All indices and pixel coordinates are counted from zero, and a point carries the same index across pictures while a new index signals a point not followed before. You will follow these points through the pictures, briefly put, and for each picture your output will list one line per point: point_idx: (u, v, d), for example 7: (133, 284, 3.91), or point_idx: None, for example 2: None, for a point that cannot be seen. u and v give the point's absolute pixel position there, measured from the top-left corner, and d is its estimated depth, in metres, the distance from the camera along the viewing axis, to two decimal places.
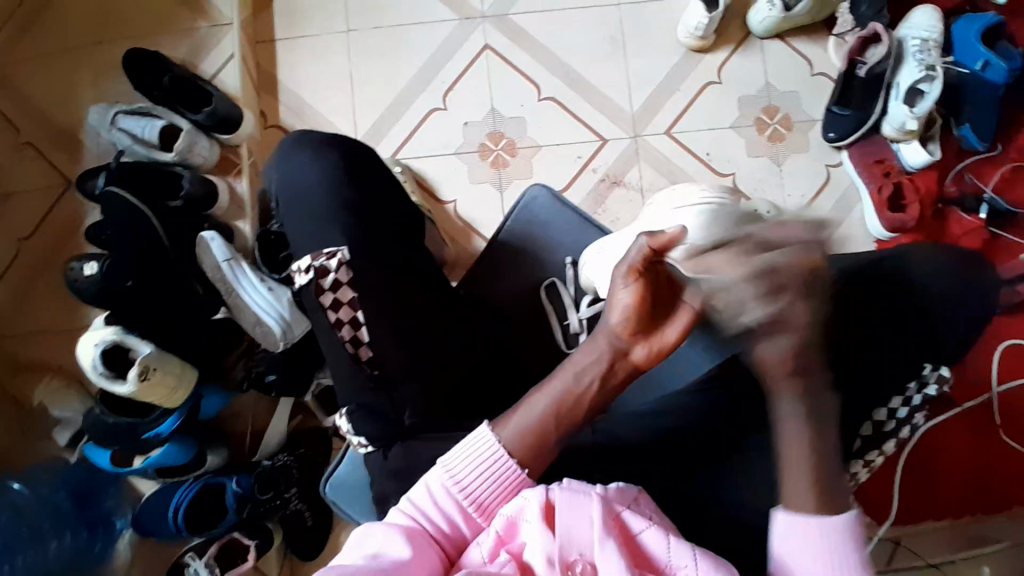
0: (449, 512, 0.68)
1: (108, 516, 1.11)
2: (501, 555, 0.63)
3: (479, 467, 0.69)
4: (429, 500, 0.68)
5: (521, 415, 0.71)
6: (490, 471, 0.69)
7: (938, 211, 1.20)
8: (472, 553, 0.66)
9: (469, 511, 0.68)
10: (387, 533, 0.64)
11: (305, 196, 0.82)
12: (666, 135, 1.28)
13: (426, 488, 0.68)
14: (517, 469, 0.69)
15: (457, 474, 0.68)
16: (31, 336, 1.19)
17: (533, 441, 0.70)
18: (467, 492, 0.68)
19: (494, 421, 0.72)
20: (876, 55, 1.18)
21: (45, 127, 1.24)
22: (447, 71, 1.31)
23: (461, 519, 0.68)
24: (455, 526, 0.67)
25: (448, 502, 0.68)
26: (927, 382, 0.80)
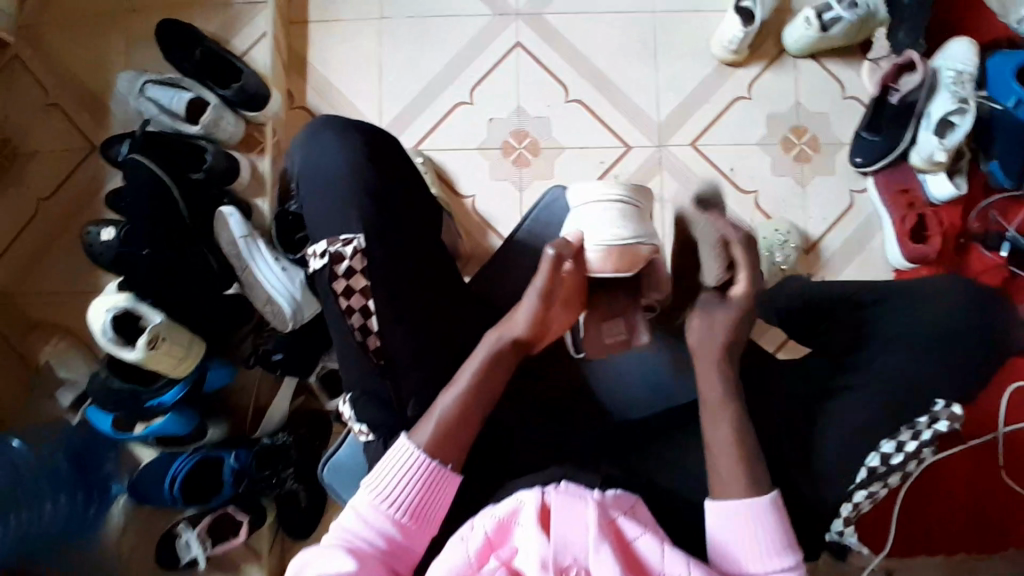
0: (382, 527, 0.67)
1: (106, 481, 1.12)
2: (491, 562, 0.63)
3: (398, 477, 0.68)
4: (360, 522, 0.67)
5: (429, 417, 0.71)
6: (410, 477, 0.68)
7: (960, 245, 1.20)
8: (454, 554, 0.64)
9: (401, 519, 0.68)
10: (325, 559, 0.63)
11: (327, 179, 0.81)
12: (691, 146, 1.27)
13: (354, 513, 0.68)
14: (433, 466, 0.69)
15: (384, 489, 0.68)
16: (44, 295, 1.20)
17: (444, 433, 0.70)
18: (398, 503, 0.68)
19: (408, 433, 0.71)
20: (910, 83, 1.15)
21: (75, 90, 1.25)
22: (477, 65, 1.30)
23: (399, 532, 0.67)
24: (393, 540, 0.67)
25: (378, 517, 0.67)
26: (937, 417, 0.72)
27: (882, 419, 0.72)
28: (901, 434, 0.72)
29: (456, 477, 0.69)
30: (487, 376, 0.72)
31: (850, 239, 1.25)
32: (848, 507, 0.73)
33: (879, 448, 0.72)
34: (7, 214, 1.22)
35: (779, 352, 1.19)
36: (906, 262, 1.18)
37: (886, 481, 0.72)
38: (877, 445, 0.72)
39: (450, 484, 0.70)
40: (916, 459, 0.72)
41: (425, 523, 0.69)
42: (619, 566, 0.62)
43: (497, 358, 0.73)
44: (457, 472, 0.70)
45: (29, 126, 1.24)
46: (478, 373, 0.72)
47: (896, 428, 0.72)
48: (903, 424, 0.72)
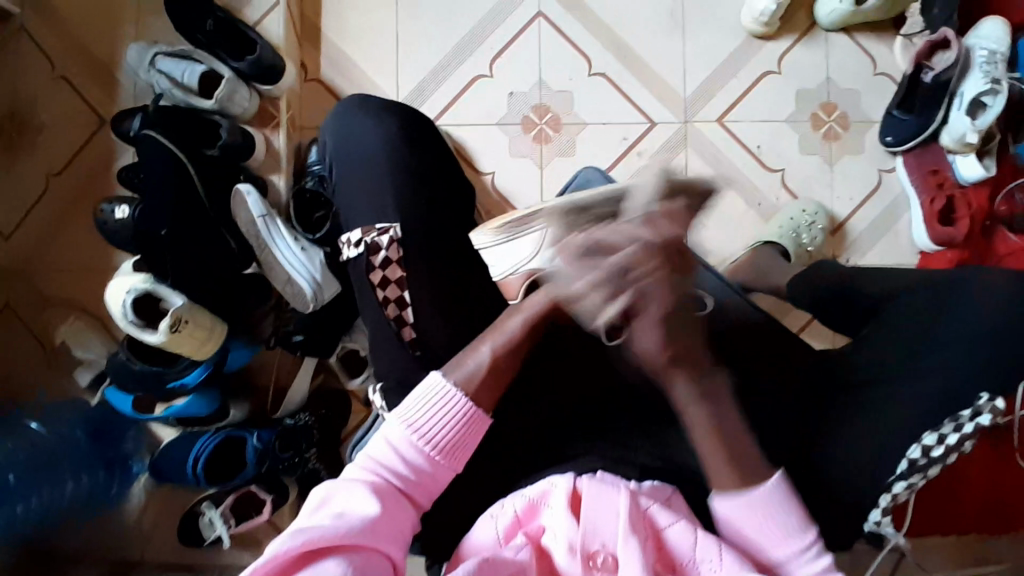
0: (411, 462, 0.66)
1: (127, 458, 1.11)
2: (518, 538, 0.63)
3: (433, 411, 0.67)
4: (389, 453, 0.66)
5: (470, 361, 0.70)
6: (445, 416, 0.67)
7: (985, 228, 1.17)
8: (484, 528, 0.65)
9: (432, 456, 0.66)
10: (352, 491, 0.63)
11: (361, 159, 0.81)
12: (717, 123, 1.24)
13: (383, 441, 0.66)
14: (471, 407, 0.68)
15: (418, 424, 0.67)
16: (57, 273, 1.18)
17: (486, 382, 0.70)
18: (430, 439, 0.66)
19: (444, 369, 0.70)
20: (945, 61, 1.09)
21: (81, 61, 1.20)
22: (497, 36, 1.25)
23: (428, 469, 0.66)
24: (420, 473, 0.66)
25: (408, 452, 0.66)
26: (981, 412, 0.70)
27: (922, 413, 0.71)
28: (944, 427, 0.69)
29: (489, 422, 0.69)
30: (537, 327, 0.75)
31: (877, 219, 1.22)
32: (887, 497, 0.71)
33: (919, 441, 0.70)
34: (19, 190, 1.20)
35: (801, 333, 1.17)
36: (932, 244, 1.16)
37: (926, 472, 0.70)
38: (918, 437, 0.70)
39: (481, 426, 0.69)
40: (958, 451, 0.70)
41: (454, 462, 0.68)
42: (649, 559, 0.60)
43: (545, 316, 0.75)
44: (488, 415, 0.70)
45: (37, 99, 1.20)
46: (525, 326, 0.74)
47: (940, 421, 0.70)
48: (948, 416, 0.70)
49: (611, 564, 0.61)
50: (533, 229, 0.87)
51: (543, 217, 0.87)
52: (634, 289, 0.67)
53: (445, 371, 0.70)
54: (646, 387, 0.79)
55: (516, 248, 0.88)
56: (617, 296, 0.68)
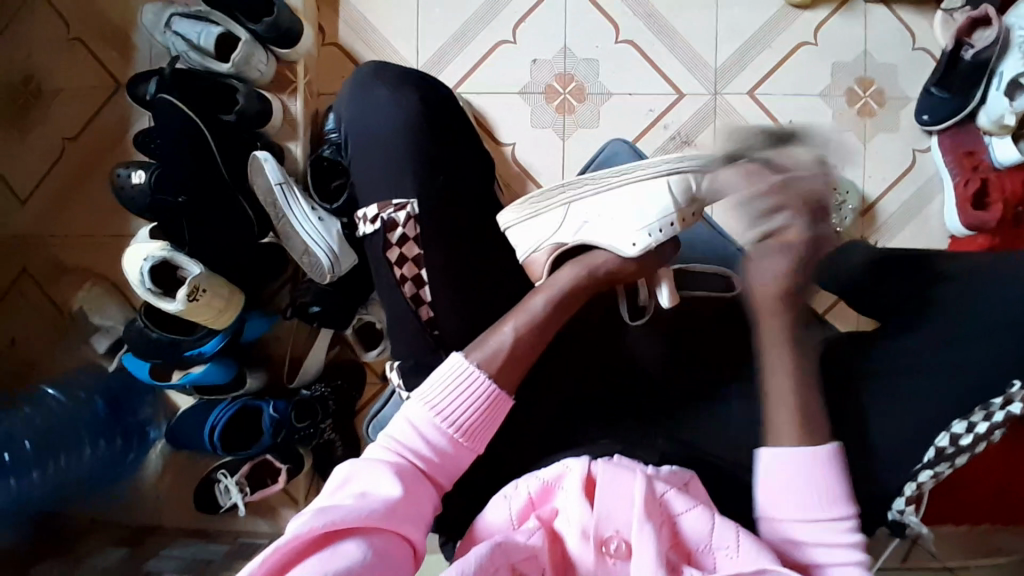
0: (433, 444, 0.65)
1: (143, 426, 1.13)
2: (530, 521, 0.63)
3: (455, 393, 0.67)
4: (411, 434, 0.65)
5: (494, 343, 0.69)
6: (468, 399, 0.67)
7: (1019, 213, 1.10)
8: (497, 509, 0.65)
9: (455, 439, 0.66)
10: (373, 471, 0.62)
11: (378, 128, 0.79)
12: (747, 97, 1.19)
13: (405, 422, 0.66)
14: (495, 390, 0.68)
15: (441, 407, 0.66)
16: (74, 238, 1.17)
17: (511, 363, 0.69)
18: (452, 422, 0.66)
19: (467, 351, 0.69)
20: (986, 38, 1.05)
21: (94, 21, 1.17)
22: (520, 0, 1.20)
23: (450, 451, 0.66)
24: (443, 455, 0.66)
25: (431, 434, 0.65)
26: (1013, 400, 0.67)
27: (953, 402, 0.69)
28: (974, 415, 0.68)
29: (512, 404, 0.69)
30: (562, 307, 0.74)
31: (908, 201, 1.18)
32: (912, 486, 0.69)
33: (948, 428, 0.69)
34: (34, 153, 1.18)
35: (827, 314, 1.14)
36: (962, 229, 1.13)
37: (954, 463, 0.68)
38: (947, 425, 0.69)
39: (502, 407, 0.69)
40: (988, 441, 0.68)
41: (476, 443, 0.67)
42: (661, 546, 0.59)
43: (572, 294, 0.75)
44: (510, 396, 0.69)
45: (51, 60, 1.18)
46: (551, 306, 0.73)
47: (970, 408, 0.69)
48: (978, 405, 0.68)
49: (624, 551, 0.60)
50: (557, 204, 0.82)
51: (569, 193, 0.83)
52: (796, 212, 0.71)
53: (466, 352, 0.69)
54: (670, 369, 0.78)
55: (539, 225, 0.81)
56: (777, 214, 0.71)
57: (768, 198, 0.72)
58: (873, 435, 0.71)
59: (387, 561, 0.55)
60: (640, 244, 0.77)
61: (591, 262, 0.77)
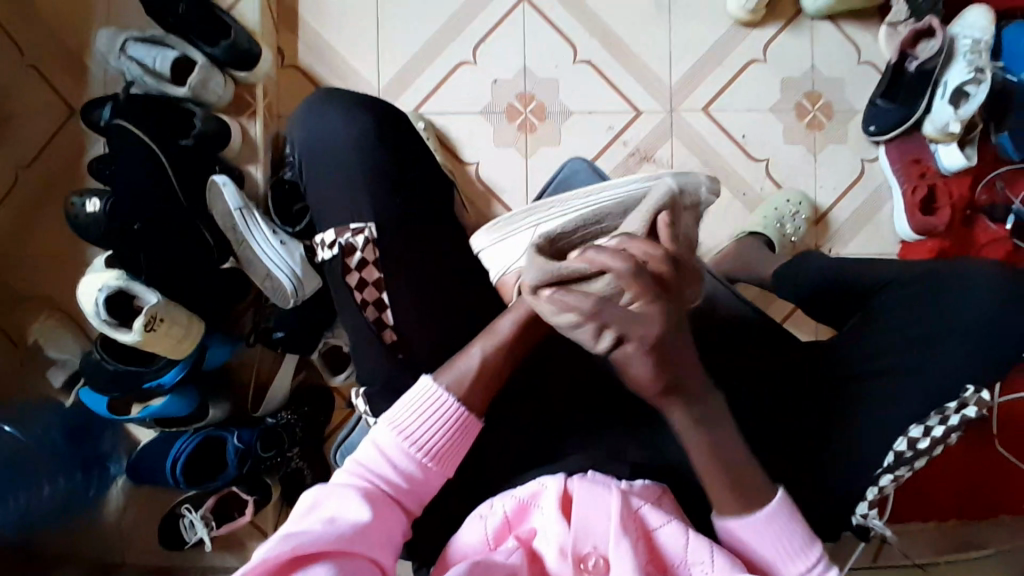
0: (403, 468, 0.65)
1: (104, 459, 1.10)
2: (509, 542, 0.63)
3: (424, 417, 0.67)
4: (380, 459, 0.65)
5: (457, 367, 0.68)
6: (434, 420, 0.67)
7: (967, 217, 1.19)
8: (473, 529, 0.65)
9: (424, 463, 0.66)
10: (342, 496, 0.62)
11: (333, 153, 0.78)
12: (703, 112, 1.23)
13: (373, 446, 0.66)
14: (462, 411, 0.67)
15: (407, 430, 0.66)
16: (26, 270, 1.14)
17: (477, 386, 0.68)
18: (422, 446, 0.66)
19: (432, 374, 0.69)
20: (929, 50, 1.11)
21: (46, 46, 1.15)
22: (480, 22, 1.22)
23: (420, 475, 0.66)
24: (411, 479, 0.66)
25: (400, 458, 0.65)
26: (966, 403, 0.72)
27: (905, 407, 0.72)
28: (931, 419, 0.71)
29: (480, 424, 0.68)
30: (529, 324, 0.71)
31: (860, 209, 1.23)
32: (874, 489, 0.72)
33: (906, 433, 0.72)
34: None
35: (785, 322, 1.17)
36: (913, 234, 1.18)
37: (912, 465, 0.72)
38: (905, 430, 0.72)
39: (473, 430, 0.69)
40: (943, 444, 0.72)
41: (446, 467, 0.67)
42: (639, 559, 0.60)
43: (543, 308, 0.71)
44: (480, 418, 0.69)
45: None
46: (519, 323, 0.70)
47: (927, 413, 0.72)
48: (936, 409, 0.72)
49: (602, 567, 0.60)
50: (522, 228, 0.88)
51: (529, 218, 0.90)
52: None
53: (434, 374, 0.69)
54: (635, 383, 0.79)
55: (504, 249, 0.86)
56: None
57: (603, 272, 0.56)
58: (833, 441, 0.73)
59: None
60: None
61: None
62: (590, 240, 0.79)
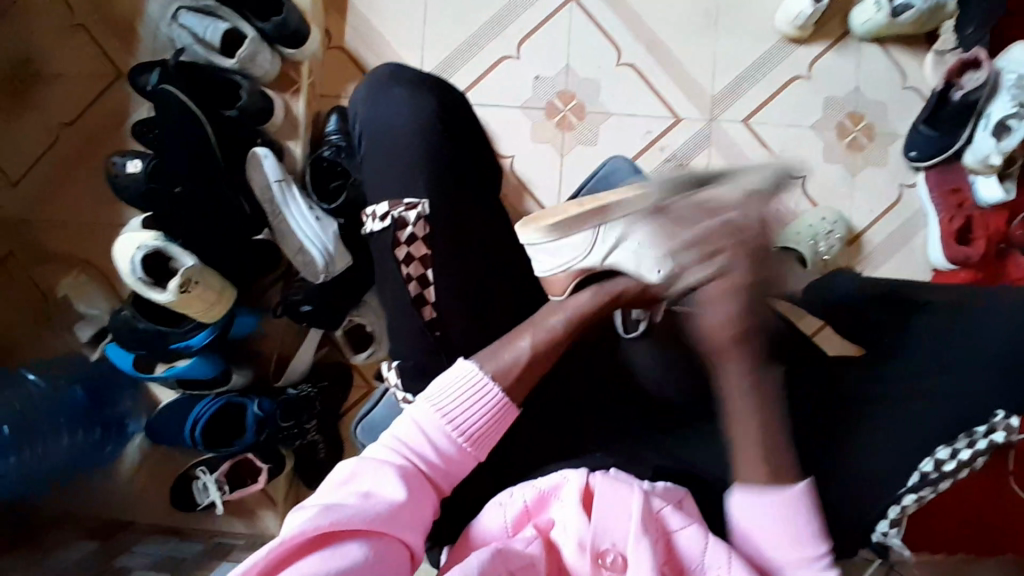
0: (440, 448, 0.65)
1: (123, 418, 1.10)
2: (527, 530, 0.62)
3: (467, 400, 0.67)
4: (418, 436, 0.65)
5: (500, 351, 0.70)
6: (477, 406, 0.67)
7: (1001, 251, 1.15)
8: (492, 516, 0.64)
9: (462, 446, 0.66)
10: (377, 472, 0.62)
11: (384, 131, 0.80)
12: (743, 124, 1.22)
13: (412, 424, 0.65)
14: (503, 399, 0.68)
15: (449, 412, 0.66)
16: (62, 224, 1.16)
17: (518, 375, 0.69)
18: (460, 429, 0.66)
19: (476, 359, 0.69)
20: (975, 81, 1.09)
21: (99, 9, 1.17)
22: (527, 18, 1.23)
23: (456, 458, 0.66)
24: (447, 461, 0.66)
25: (439, 440, 0.65)
26: (996, 429, 0.70)
27: (936, 427, 0.71)
28: (958, 441, 0.70)
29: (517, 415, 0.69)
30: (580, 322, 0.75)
31: (894, 234, 1.22)
32: (896, 509, 0.71)
33: (933, 454, 0.71)
34: (29, 136, 1.17)
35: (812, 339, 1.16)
36: (947, 264, 1.17)
37: (937, 487, 0.70)
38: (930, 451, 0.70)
39: (510, 418, 0.69)
40: (969, 468, 0.70)
41: (482, 452, 0.67)
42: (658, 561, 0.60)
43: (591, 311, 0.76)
44: (516, 406, 0.70)
45: (54, 44, 1.18)
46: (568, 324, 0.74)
47: (955, 436, 0.71)
48: (964, 432, 0.71)
49: (620, 565, 0.60)
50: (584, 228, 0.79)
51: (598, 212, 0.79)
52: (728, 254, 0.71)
53: (478, 361, 0.69)
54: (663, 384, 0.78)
55: (566, 246, 0.80)
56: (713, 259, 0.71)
57: (699, 237, 0.72)
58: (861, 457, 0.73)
59: (383, 567, 0.56)
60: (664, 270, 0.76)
61: (611, 287, 0.78)
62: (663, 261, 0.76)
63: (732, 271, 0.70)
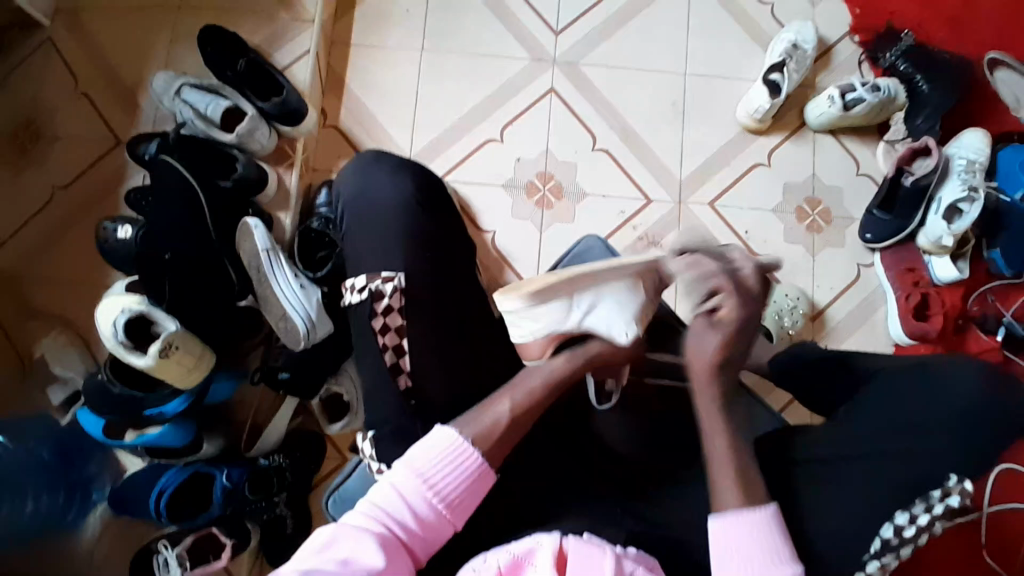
0: (419, 514, 0.66)
1: (88, 482, 1.08)
2: None
3: (447, 464, 0.68)
4: (396, 500, 0.66)
5: (484, 418, 0.71)
6: (456, 470, 0.68)
7: (959, 326, 1.24)
8: None
9: (440, 512, 0.67)
10: (357, 538, 0.63)
11: (368, 204, 0.84)
12: (709, 207, 1.31)
13: (390, 488, 0.66)
14: (481, 462, 0.69)
15: (429, 477, 0.67)
16: (45, 285, 1.17)
17: (495, 440, 0.70)
18: (440, 494, 0.67)
19: (456, 421, 0.71)
20: (924, 167, 1.21)
21: (104, 80, 1.25)
22: (510, 106, 1.33)
23: (435, 524, 0.67)
24: (426, 526, 0.66)
25: (418, 505, 0.66)
26: (950, 493, 0.72)
27: (892, 494, 0.73)
28: (916, 506, 0.72)
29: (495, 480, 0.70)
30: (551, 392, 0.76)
31: (854, 311, 1.28)
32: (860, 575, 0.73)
33: (892, 520, 0.72)
34: (21, 198, 1.20)
35: (781, 412, 1.19)
36: (906, 337, 1.22)
37: (899, 553, 0.73)
38: (891, 517, 0.73)
39: (489, 482, 0.70)
40: (927, 534, 0.73)
41: (460, 518, 0.68)
42: None
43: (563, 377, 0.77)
44: (494, 470, 0.71)
45: (56, 110, 1.24)
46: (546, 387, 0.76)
47: (912, 500, 0.73)
48: (920, 496, 0.72)
49: None
50: (561, 294, 0.78)
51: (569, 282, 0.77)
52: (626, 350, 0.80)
53: (459, 425, 0.71)
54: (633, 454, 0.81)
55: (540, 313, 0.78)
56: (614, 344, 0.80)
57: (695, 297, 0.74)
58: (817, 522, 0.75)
59: None
60: (629, 332, 0.79)
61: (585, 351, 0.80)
62: (629, 325, 0.79)
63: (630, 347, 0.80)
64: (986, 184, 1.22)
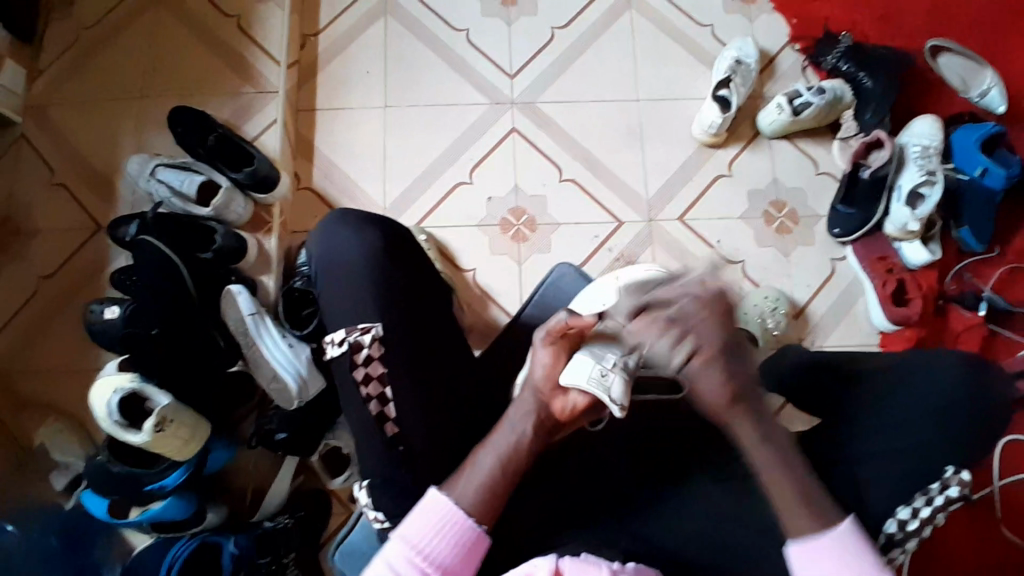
0: None
1: (97, 566, 1.07)
2: None
3: (434, 528, 0.70)
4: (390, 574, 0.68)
5: (470, 474, 0.72)
6: (448, 537, 0.70)
7: (940, 306, 1.26)
8: None
9: None
10: None
11: (339, 258, 0.85)
12: (679, 221, 1.34)
13: (384, 564, 0.68)
14: (472, 524, 0.71)
15: (421, 546, 0.69)
16: (37, 375, 1.18)
17: (490, 490, 0.72)
18: (432, 561, 0.69)
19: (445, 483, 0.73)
20: (879, 159, 1.26)
21: (80, 169, 1.29)
22: (476, 148, 1.38)
23: None
24: None
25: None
26: (948, 484, 0.73)
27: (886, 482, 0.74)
28: (916, 501, 0.73)
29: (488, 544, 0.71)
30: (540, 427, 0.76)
31: (834, 306, 1.30)
32: None
33: (895, 516, 0.73)
34: (8, 291, 1.23)
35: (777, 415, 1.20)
36: (890, 324, 1.24)
37: (904, 547, 0.74)
38: (893, 513, 0.74)
39: (483, 547, 0.71)
40: (931, 525, 0.74)
41: None
42: None
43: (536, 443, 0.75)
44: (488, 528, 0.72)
45: (35, 204, 1.28)
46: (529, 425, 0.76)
47: (911, 495, 0.74)
48: (919, 490, 0.73)
49: None
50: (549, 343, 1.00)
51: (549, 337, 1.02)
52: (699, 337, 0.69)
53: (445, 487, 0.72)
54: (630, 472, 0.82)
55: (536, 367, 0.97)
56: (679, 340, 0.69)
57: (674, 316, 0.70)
58: None
59: None
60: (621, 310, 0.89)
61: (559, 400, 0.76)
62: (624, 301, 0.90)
63: (704, 347, 0.69)
64: (944, 167, 1.26)
